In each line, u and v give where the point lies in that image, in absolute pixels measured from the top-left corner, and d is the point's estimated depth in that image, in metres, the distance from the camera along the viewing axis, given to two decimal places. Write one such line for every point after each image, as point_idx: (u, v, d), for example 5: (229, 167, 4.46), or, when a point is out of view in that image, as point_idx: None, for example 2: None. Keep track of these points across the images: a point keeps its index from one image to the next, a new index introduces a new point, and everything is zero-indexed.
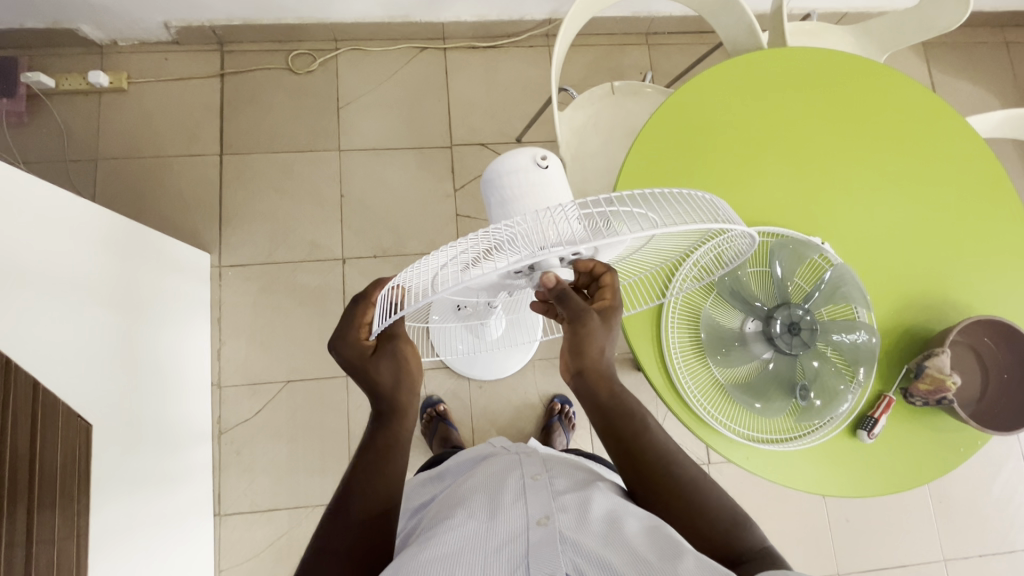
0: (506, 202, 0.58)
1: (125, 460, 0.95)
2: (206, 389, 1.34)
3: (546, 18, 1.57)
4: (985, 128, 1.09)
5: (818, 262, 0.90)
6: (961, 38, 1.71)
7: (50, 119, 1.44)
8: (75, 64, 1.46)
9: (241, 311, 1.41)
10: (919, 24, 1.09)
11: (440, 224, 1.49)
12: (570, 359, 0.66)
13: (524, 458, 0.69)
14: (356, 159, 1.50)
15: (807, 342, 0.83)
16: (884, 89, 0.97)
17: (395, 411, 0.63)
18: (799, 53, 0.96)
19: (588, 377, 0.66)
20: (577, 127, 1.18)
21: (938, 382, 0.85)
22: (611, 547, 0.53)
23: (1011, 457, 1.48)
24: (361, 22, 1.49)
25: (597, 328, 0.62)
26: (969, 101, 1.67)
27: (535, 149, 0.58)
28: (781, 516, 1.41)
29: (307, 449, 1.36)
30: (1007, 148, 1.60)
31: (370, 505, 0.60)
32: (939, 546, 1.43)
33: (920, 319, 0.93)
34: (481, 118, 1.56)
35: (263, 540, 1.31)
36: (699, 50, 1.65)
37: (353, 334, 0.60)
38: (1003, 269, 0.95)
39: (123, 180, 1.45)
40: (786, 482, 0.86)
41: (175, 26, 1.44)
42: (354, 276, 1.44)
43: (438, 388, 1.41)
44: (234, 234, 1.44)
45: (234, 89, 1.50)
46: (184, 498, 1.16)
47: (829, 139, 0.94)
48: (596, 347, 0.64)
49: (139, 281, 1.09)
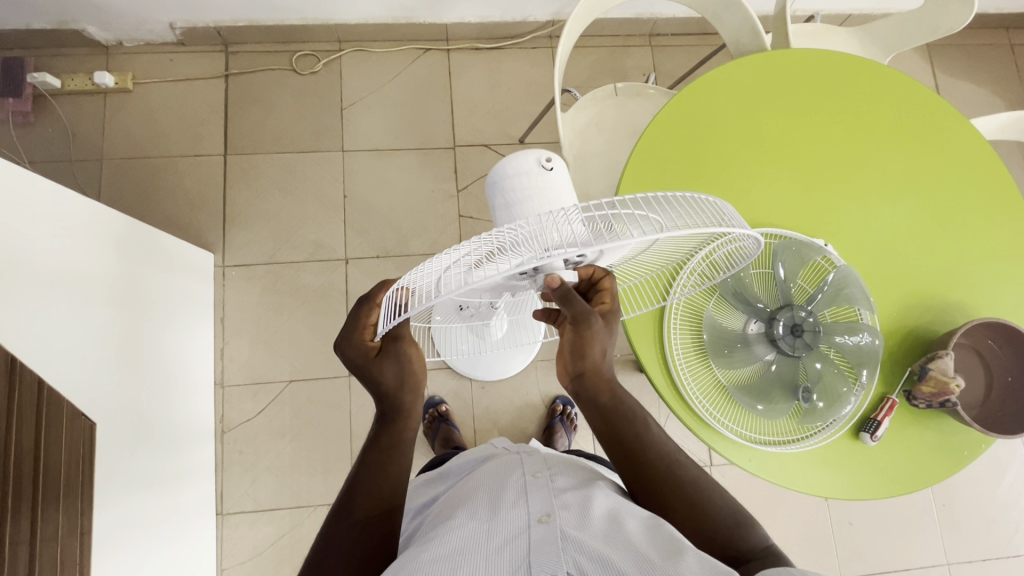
0: (511, 205, 0.58)
1: (128, 459, 0.95)
2: (209, 389, 1.34)
3: (549, 19, 1.57)
4: (989, 130, 1.09)
5: (821, 264, 0.90)
6: (965, 39, 1.70)
7: (56, 119, 1.45)
8: (81, 64, 1.47)
9: (244, 311, 1.42)
10: (924, 25, 1.09)
11: (443, 224, 1.50)
12: (570, 361, 0.67)
13: (526, 458, 0.69)
14: (359, 160, 1.51)
15: (810, 343, 0.83)
16: (888, 91, 0.97)
17: (397, 411, 0.63)
18: (803, 54, 0.96)
19: (589, 376, 0.67)
20: (580, 128, 1.19)
21: (942, 385, 0.84)
22: (613, 546, 0.53)
23: (1014, 461, 1.47)
24: (365, 23, 1.50)
25: (598, 329, 0.62)
26: (974, 103, 1.67)
27: (540, 151, 0.58)
28: (784, 518, 1.41)
29: (309, 449, 1.36)
30: (1011, 149, 1.59)
31: (372, 504, 0.60)
32: (942, 549, 1.42)
33: (924, 320, 0.92)
34: (484, 119, 1.57)
35: (265, 540, 1.31)
36: (703, 50, 1.65)
37: (358, 335, 0.61)
38: (1007, 271, 0.95)
39: (127, 180, 1.45)
40: (788, 484, 0.86)
41: (180, 27, 1.45)
42: (357, 276, 1.44)
43: (440, 388, 1.41)
44: (238, 234, 1.45)
45: (238, 89, 1.51)
46: (187, 498, 1.16)
47: (832, 141, 0.94)
48: (597, 349, 0.65)
49: (144, 281, 1.09)
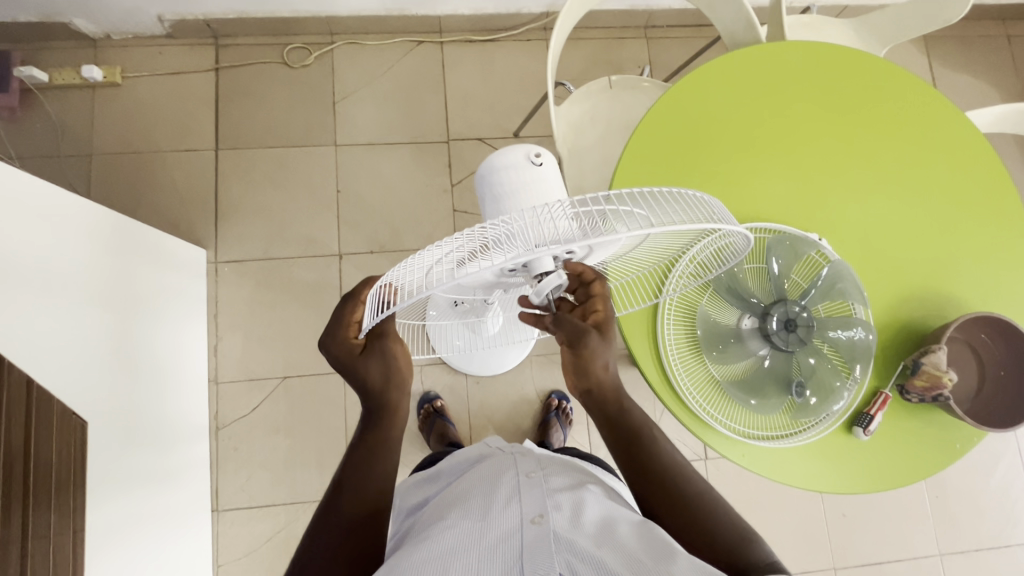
0: (499, 199, 0.58)
1: (121, 456, 0.95)
2: (203, 385, 1.34)
3: (543, 11, 1.55)
4: (986, 122, 1.08)
5: (816, 258, 0.89)
6: (961, 31, 1.69)
7: (43, 113, 1.43)
8: (69, 58, 1.45)
9: (237, 307, 1.41)
10: (919, 17, 1.08)
11: (437, 219, 1.49)
12: (576, 379, 0.70)
13: (519, 457, 0.69)
14: (352, 154, 1.49)
15: (803, 339, 0.83)
16: (885, 84, 0.96)
17: (384, 408, 0.62)
18: (799, 47, 0.95)
19: (597, 392, 0.69)
20: (574, 122, 1.18)
21: (935, 378, 0.84)
22: (606, 548, 0.53)
23: (1007, 452, 1.48)
24: (357, 15, 1.47)
25: (595, 345, 0.63)
26: (970, 95, 1.66)
27: (529, 146, 0.57)
28: (778, 510, 1.42)
29: (305, 445, 1.36)
30: (1007, 142, 1.59)
31: (361, 504, 0.60)
32: (935, 540, 1.43)
33: (918, 315, 0.92)
34: (479, 112, 1.56)
35: (261, 535, 1.31)
36: (699, 42, 1.64)
37: (343, 333, 0.60)
38: (1001, 264, 0.95)
39: (118, 175, 1.44)
40: (782, 478, 0.86)
41: (169, 19, 1.43)
42: (351, 271, 1.44)
43: (435, 383, 1.41)
44: (231, 229, 1.44)
45: (229, 82, 1.49)
46: (180, 494, 1.16)
47: (827, 135, 0.94)
48: (600, 365, 0.67)
49: (134, 278, 1.08)
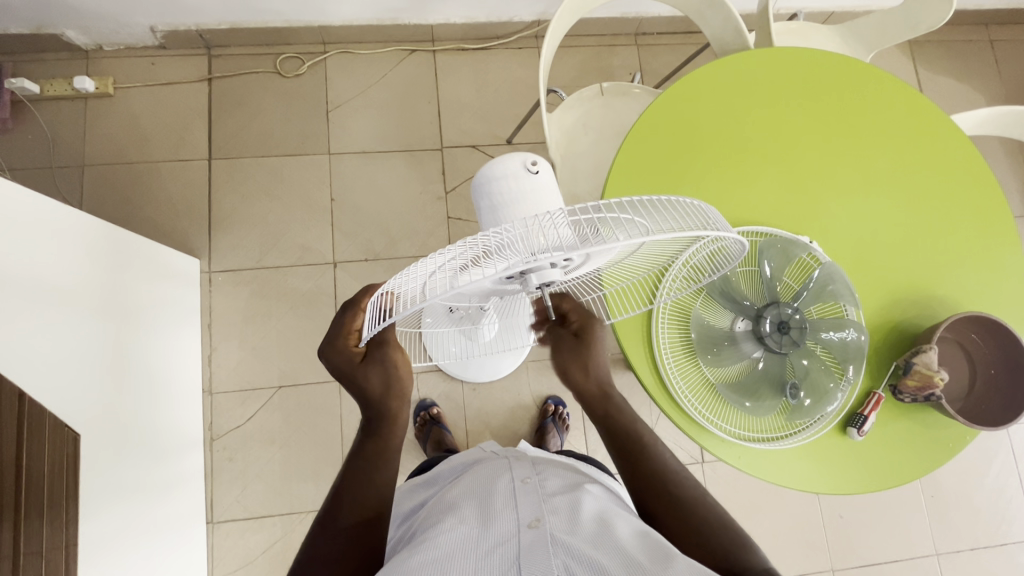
0: (495, 207, 0.58)
1: (114, 467, 0.94)
2: (197, 396, 1.33)
3: (534, 19, 1.57)
4: (971, 125, 1.10)
5: (807, 261, 0.90)
6: (944, 35, 1.72)
7: (35, 125, 1.42)
8: (60, 69, 1.45)
9: (232, 316, 1.40)
10: (905, 22, 1.10)
11: (432, 226, 1.49)
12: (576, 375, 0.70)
13: (514, 462, 0.69)
14: (347, 161, 1.50)
15: (796, 341, 0.84)
16: (873, 90, 0.98)
17: (383, 417, 0.62)
18: (789, 54, 0.97)
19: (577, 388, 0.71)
20: (567, 128, 1.19)
21: (927, 379, 0.85)
22: (603, 550, 0.53)
23: (1000, 450, 1.49)
24: (350, 24, 1.48)
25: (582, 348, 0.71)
26: (955, 98, 1.69)
27: (526, 154, 0.58)
28: (776, 514, 1.42)
29: (301, 454, 1.35)
30: (992, 145, 1.61)
31: (359, 511, 0.60)
32: (931, 540, 1.44)
33: (909, 315, 0.93)
34: (471, 120, 1.56)
35: (257, 547, 1.30)
36: (688, 49, 1.65)
37: (343, 341, 0.59)
38: (987, 264, 0.96)
39: (110, 186, 1.44)
40: (776, 480, 0.87)
41: (161, 30, 1.43)
42: (345, 279, 1.44)
43: (431, 391, 1.41)
44: (224, 239, 1.43)
45: (222, 92, 1.49)
46: (174, 505, 1.15)
47: (816, 141, 0.95)
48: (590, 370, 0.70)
49: (127, 288, 1.07)
